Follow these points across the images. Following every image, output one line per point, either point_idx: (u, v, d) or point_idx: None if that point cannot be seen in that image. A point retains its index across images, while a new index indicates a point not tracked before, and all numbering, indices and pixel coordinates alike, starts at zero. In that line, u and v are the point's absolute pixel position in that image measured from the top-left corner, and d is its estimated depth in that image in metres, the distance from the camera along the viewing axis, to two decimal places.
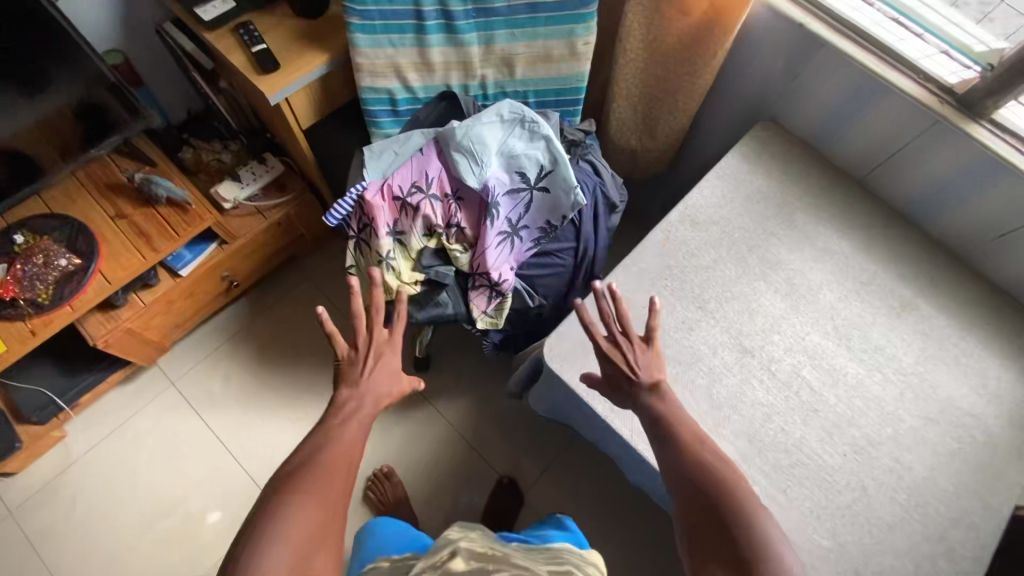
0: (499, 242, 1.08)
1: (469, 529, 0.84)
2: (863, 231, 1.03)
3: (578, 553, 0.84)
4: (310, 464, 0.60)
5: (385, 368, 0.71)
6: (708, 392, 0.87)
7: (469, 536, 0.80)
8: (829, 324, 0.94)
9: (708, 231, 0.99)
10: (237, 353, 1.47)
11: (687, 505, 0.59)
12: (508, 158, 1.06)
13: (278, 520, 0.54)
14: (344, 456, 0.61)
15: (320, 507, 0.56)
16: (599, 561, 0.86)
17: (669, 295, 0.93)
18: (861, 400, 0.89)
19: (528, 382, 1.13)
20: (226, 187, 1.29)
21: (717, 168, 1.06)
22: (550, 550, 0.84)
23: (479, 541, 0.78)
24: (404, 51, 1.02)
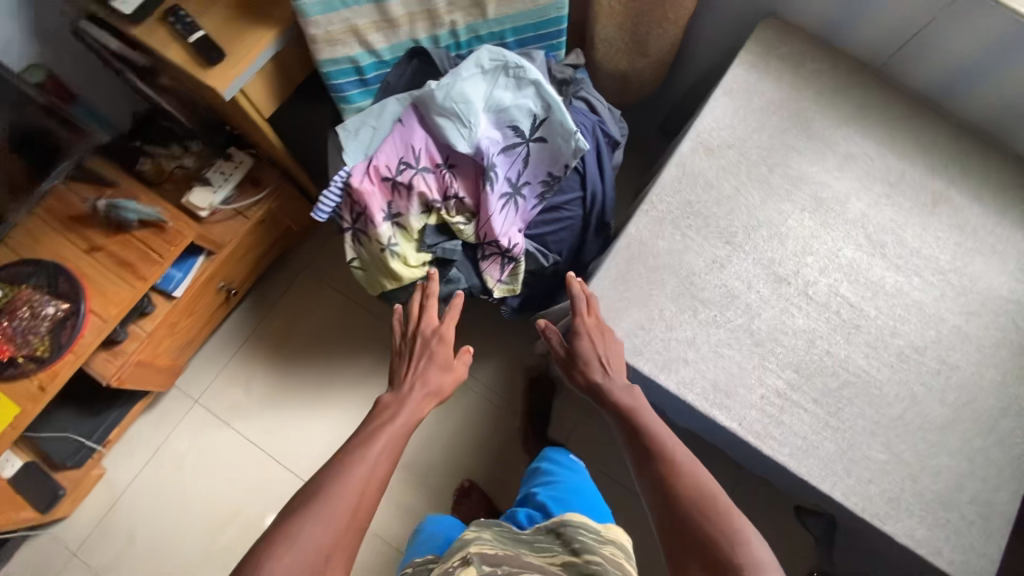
0: (503, 205, 1.02)
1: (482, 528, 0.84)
2: (885, 127, 0.96)
3: (593, 530, 0.82)
4: (348, 467, 0.71)
5: (434, 361, 0.89)
6: (749, 329, 0.84)
7: (483, 536, 0.80)
8: (861, 234, 0.90)
9: (724, 156, 0.92)
10: (252, 358, 1.44)
11: (659, 503, 0.65)
12: (497, 113, 0.97)
13: (315, 514, 0.65)
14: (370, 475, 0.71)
15: (346, 512, 0.67)
16: (620, 538, 0.83)
17: (696, 234, 0.88)
18: (901, 308, 0.87)
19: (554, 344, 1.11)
20: (198, 194, 1.19)
21: (725, 82, 0.97)
22: (565, 527, 0.82)
23: (493, 541, 0.78)
24: (362, 9, 0.89)
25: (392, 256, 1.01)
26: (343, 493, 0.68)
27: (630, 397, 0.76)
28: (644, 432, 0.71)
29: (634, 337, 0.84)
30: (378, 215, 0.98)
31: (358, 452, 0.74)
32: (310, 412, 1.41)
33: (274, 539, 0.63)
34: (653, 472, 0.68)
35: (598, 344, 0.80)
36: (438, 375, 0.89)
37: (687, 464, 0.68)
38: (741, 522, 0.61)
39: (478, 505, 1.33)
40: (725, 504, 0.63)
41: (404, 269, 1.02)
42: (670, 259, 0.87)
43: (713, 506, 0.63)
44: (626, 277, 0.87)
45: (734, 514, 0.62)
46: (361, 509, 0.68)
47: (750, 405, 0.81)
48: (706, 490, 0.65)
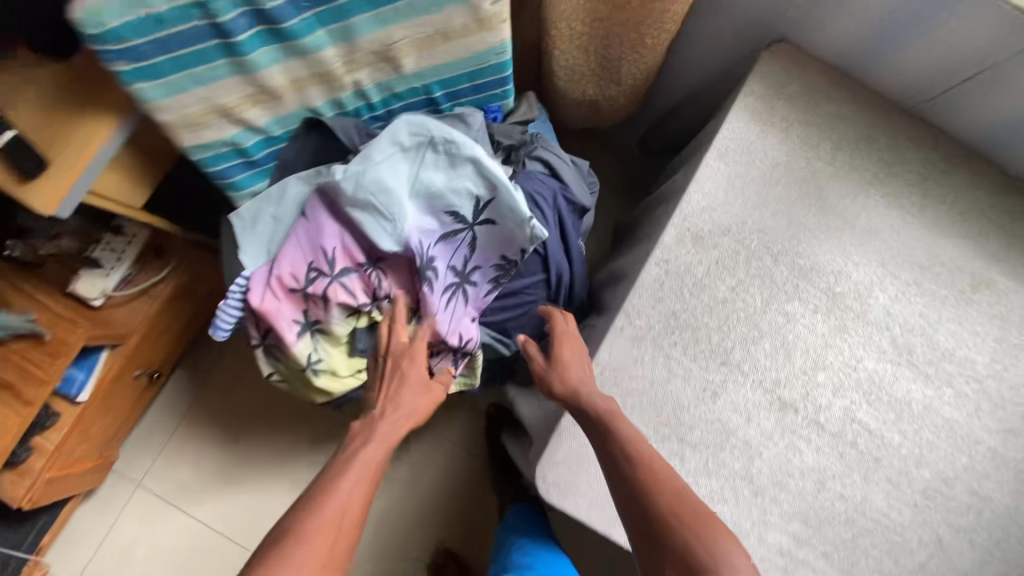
0: (448, 300, 0.81)
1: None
2: (922, 188, 0.76)
3: None
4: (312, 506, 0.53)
5: (408, 381, 0.70)
6: (749, 476, 0.70)
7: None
8: (885, 339, 0.73)
9: (718, 246, 0.73)
10: (197, 432, 1.31)
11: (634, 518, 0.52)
12: (428, 199, 0.75)
13: None
14: (335, 518, 0.53)
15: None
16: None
17: (683, 354, 0.71)
18: (928, 430, 0.72)
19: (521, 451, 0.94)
20: (85, 282, 0.98)
21: (717, 140, 0.75)
22: None
23: None
24: (226, 84, 0.65)
25: (317, 374, 0.83)
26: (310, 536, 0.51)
27: (606, 404, 0.62)
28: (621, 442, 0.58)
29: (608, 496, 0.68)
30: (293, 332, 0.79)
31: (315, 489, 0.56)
32: (267, 487, 1.30)
33: None
34: (627, 492, 0.54)
35: (572, 349, 0.69)
36: (413, 394, 0.70)
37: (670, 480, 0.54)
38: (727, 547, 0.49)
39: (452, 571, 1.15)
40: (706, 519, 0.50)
41: (335, 382, 0.85)
42: (649, 391, 0.71)
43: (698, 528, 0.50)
44: None
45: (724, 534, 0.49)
46: (326, 568, 0.50)
47: None
48: (686, 504, 0.52)
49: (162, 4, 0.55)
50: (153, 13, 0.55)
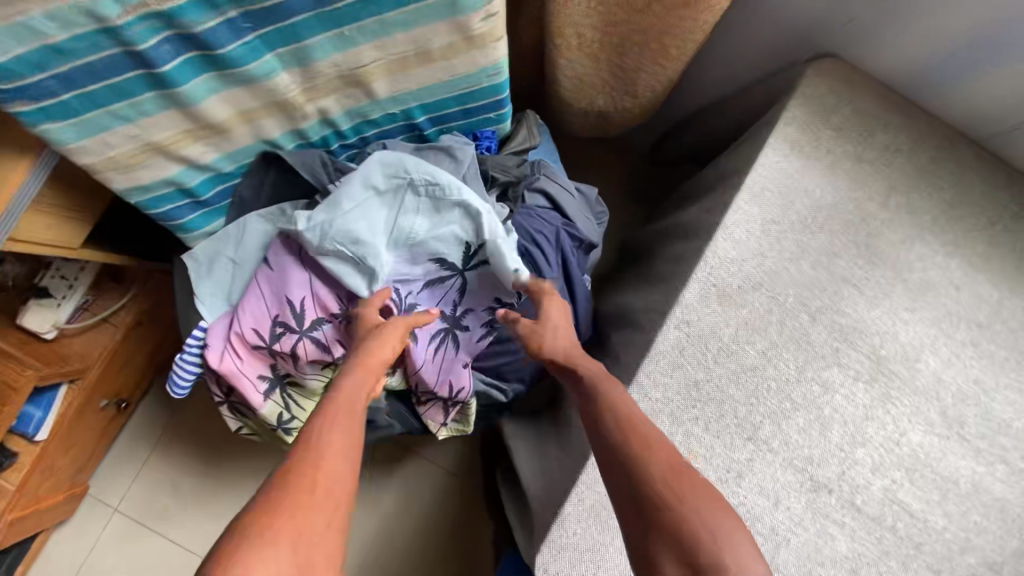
0: (434, 350, 0.70)
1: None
2: (985, 234, 0.65)
3: None
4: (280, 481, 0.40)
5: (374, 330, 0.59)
6: (775, 565, 0.61)
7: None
8: (933, 410, 0.64)
9: (746, 304, 0.63)
10: (176, 455, 1.23)
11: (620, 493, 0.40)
12: (411, 246, 0.64)
13: None
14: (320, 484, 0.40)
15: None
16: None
17: (704, 428, 0.62)
18: (977, 511, 0.64)
19: (518, 504, 0.87)
20: (33, 316, 0.89)
21: (750, 178, 0.64)
22: None
23: None
24: (157, 119, 0.53)
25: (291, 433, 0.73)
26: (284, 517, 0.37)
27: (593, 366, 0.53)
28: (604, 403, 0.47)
29: None
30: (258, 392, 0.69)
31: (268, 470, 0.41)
32: None
33: None
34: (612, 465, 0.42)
35: (557, 312, 0.62)
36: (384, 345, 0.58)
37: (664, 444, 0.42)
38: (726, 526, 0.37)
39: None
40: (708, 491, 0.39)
41: None
42: None
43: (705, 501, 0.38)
44: (607, 506, 0.63)
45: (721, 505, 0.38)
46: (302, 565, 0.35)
47: None
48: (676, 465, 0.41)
49: (59, 33, 0.43)
50: (49, 43, 0.43)
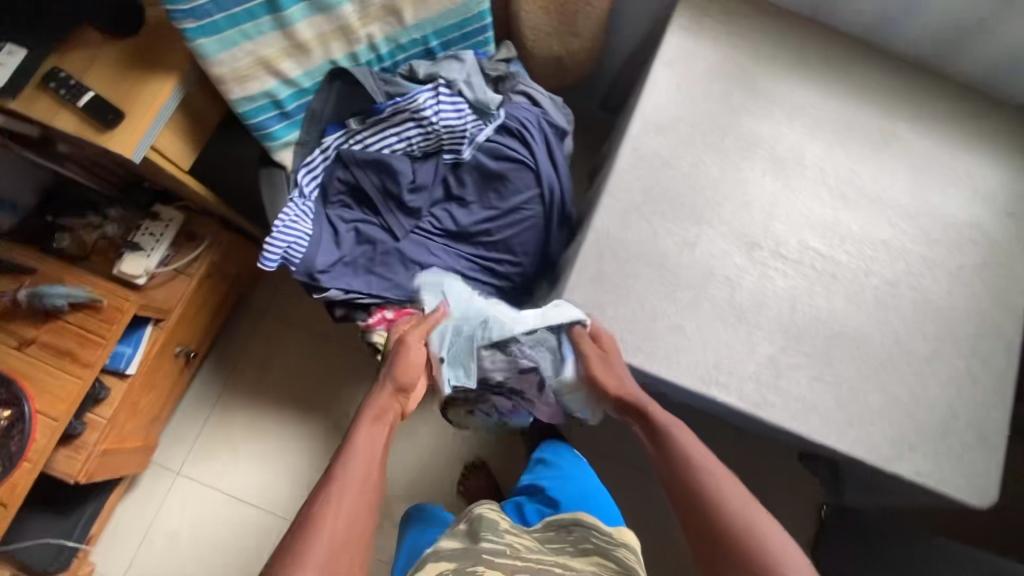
0: (444, 251, 1.03)
1: (502, 517, 0.94)
2: (830, 72, 0.95)
3: (604, 531, 0.91)
4: (328, 496, 0.59)
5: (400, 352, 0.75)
6: (736, 302, 0.83)
7: (494, 522, 0.90)
8: (821, 185, 0.90)
9: (676, 131, 0.90)
10: (230, 417, 1.37)
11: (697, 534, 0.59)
12: (438, 169, 0.99)
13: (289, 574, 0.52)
14: (357, 491, 0.60)
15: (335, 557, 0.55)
16: (630, 539, 0.92)
17: (664, 215, 0.86)
18: (869, 249, 0.88)
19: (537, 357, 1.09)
20: (130, 262, 1.09)
21: (663, 53, 0.94)
22: (579, 525, 0.93)
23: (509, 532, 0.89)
24: (268, 39, 0.82)
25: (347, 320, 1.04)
26: (338, 514, 0.57)
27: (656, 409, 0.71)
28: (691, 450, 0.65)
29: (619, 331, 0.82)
30: (382, 321, 1.01)
31: (324, 485, 0.60)
32: (301, 461, 1.35)
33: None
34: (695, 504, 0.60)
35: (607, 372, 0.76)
36: (410, 362, 0.75)
37: (748, 519, 0.58)
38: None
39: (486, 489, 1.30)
40: (775, 551, 0.55)
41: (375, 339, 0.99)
42: (641, 249, 0.85)
43: (766, 568, 0.54)
44: (605, 275, 0.84)
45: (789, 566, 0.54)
46: (353, 540, 0.57)
47: (747, 377, 0.81)
48: (742, 511, 0.58)
49: None
50: None
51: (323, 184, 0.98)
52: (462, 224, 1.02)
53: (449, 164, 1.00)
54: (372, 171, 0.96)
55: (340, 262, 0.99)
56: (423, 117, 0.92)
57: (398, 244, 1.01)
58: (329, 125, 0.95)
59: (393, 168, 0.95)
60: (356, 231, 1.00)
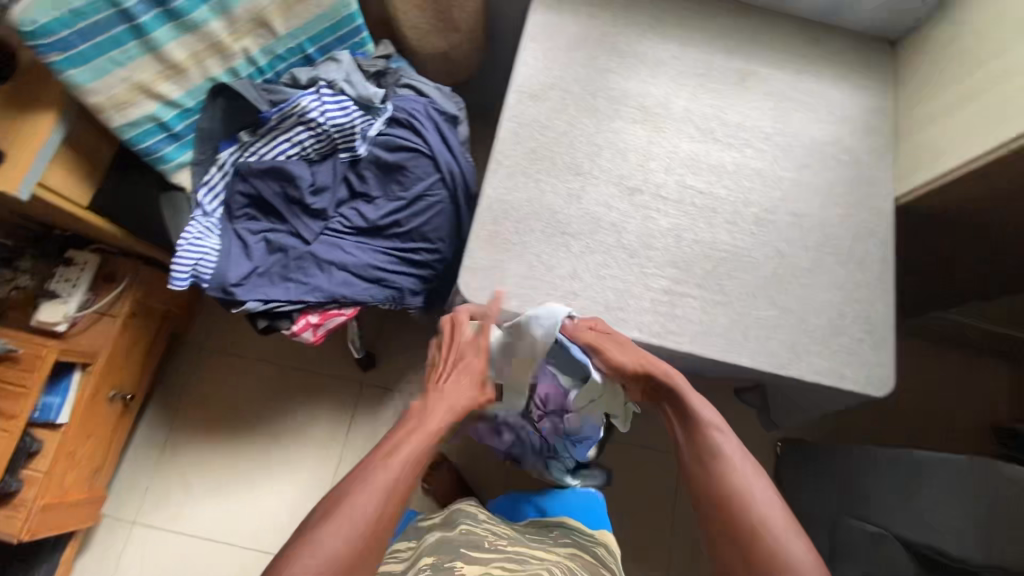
0: (360, 247, 1.06)
1: (479, 510, 0.97)
2: (686, 26, 1.02)
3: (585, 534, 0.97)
4: (372, 470, 0.65)
5: (463, 376, 0.76)
6: (623, 244, 0.89)
7: (474, 514, 0.93)
8: (690, 127, 0.96)
9: (549, 98, 0.96)
10: (182, 456, 1.35)
11: (719, 524, 0.69)
12: (336, 169, 1.02)
13: (327, 532, 0.59)
14: (396, 480, 0.64)
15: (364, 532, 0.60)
16: (610, 541, 0.98)
17: (547, 176, 0.92)
18: (746, 179, 0.94)
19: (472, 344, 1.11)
20: (47, 311, 1.09)
21: (529, 29, 1.00)
22: (558, 525, 0.98)
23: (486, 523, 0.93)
24: (140, 63, 0.85)
25: (270, 330, 1.06)
26: (372, 492, 0.63)
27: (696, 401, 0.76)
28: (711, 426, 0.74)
29: (521, 288, 0.86)
30: (307, 326, 1.05)
31: (371, 462, 0.66)
32: (259, 489, 1.34)
33: (302, 535, 0.60)
34: (723, 499, 0.69)
35: (624, 351, 0.78)
36: (466, 391, 0.75)
37: (754, 491, 0.68)
38: (784, 545, 0.64)
39: (450, 484, 1.33)
40: (770, 521, 0.66)
41: None
42: (531, 207, 0.90)
43: (760, 533, 0.65)
44: (500, 236, 0.88)
45: (778, 535, 0.65)
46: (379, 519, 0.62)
47: (644, 311, 0.86)
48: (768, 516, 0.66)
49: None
50: (70, 8, 0.76)
51: (225, 200, 1.00)
52: (370, 219, 1.04)
53: (347, 162, 1.03)
54: (271, 179, 1.00)
55: (254, 274, 1.01)
56: (309, 120, 0.95)
57: (310, 248, 1.03)
58: (223, 142, 0.98)
59: (289, 173, 0.99)
60: (265, 240, 1.02)
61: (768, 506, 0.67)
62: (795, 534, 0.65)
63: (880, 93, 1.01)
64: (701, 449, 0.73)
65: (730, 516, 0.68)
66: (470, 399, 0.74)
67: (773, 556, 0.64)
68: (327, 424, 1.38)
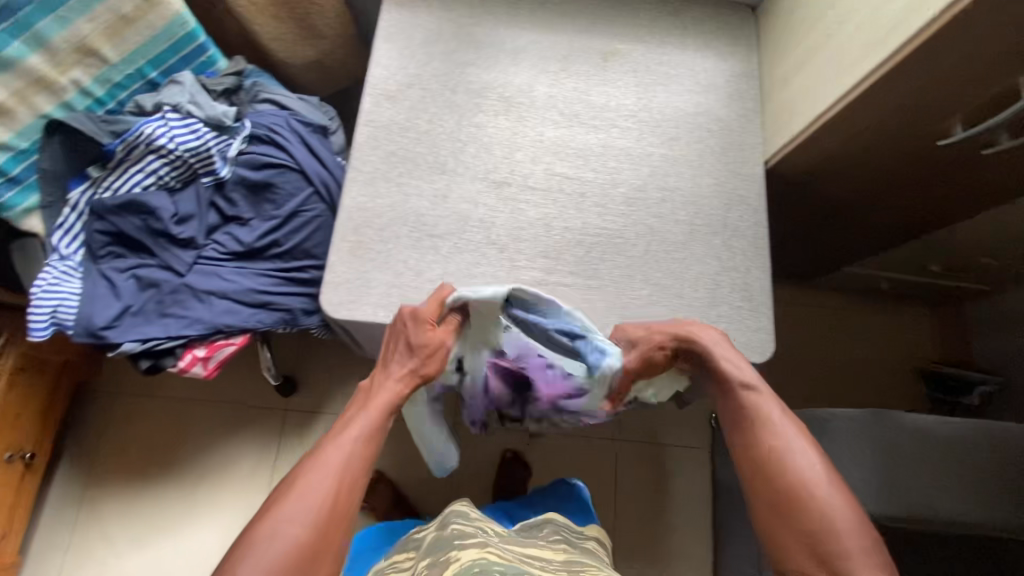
0: (239, 272, 1.00)
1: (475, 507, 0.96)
2: (543, 9, 1.00)
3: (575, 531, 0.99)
4: (321, 449, 0.68)
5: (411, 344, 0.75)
6: (493, 240, 0.87)
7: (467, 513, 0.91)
8: (554, 112, 0.94)
9: (407, 98, 0.93)
10: (101, 509, 1.30)
11: (758, 484, 0.68)
12: (202, 194, 0.98)
13: (283, 512, 0.63)
14: (348, 456, 0.68)
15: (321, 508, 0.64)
16: (599, 534, 1.03)
17: (410, 178, 0.89)
18: (613, 159, 0.93)
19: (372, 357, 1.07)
20: None
21: (382, 28, 0.96)
22: (550, 522, 0.99)
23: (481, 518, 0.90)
24: None
25: (156, 370, 1.00)
26: (324, 471, 0.66)
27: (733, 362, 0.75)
28: (744, 386, 0.73)
29: (388, 298, 0.83)
30: (195, 360, 0.99)
31: (328, 443, 0.69)
32: (187, 532, 1.29)
33: (261, 516, 0.64)
34: (762, 461, 0.68)
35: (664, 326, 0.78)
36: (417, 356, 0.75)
37: (791, 448, 0.68)
38: (824, 499, 0.64)
39: (389, 499, 1.29)
40: (809, 475, 0.66)
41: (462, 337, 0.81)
42: (394, 212, 0.87)
43: (800, 491, 0.65)
44: (364, 246, 0.85)
45: (819, 487, 0.65)
46: (332, 494, 0.65)
47: None
48: (810, 475, 0.66)
49: None
50: None
51: (84, 241, 0.95)
52: (246, 241, 0.99)
53: (212, 186, 0.99)
54: (130, 214, 0.95)
55: (127, 314, 0.95)
56: (159, 147, 0.92)
57: (185, 279, 0.98)
58: (72, 182, 0.94)
59: (148, 205, 0.94)
60: (135, 277, 0.97)
61: (809, 466, 0.67)
62: (837, 488, 0.66)
63: (745, 56, 1.00)
64: (737, 409, 0.72)
65: (770, 477, 0.67)
66: (431, 366, 0.76)
67: (814, 506, 0.64)
68: (253, 455, 1.34)
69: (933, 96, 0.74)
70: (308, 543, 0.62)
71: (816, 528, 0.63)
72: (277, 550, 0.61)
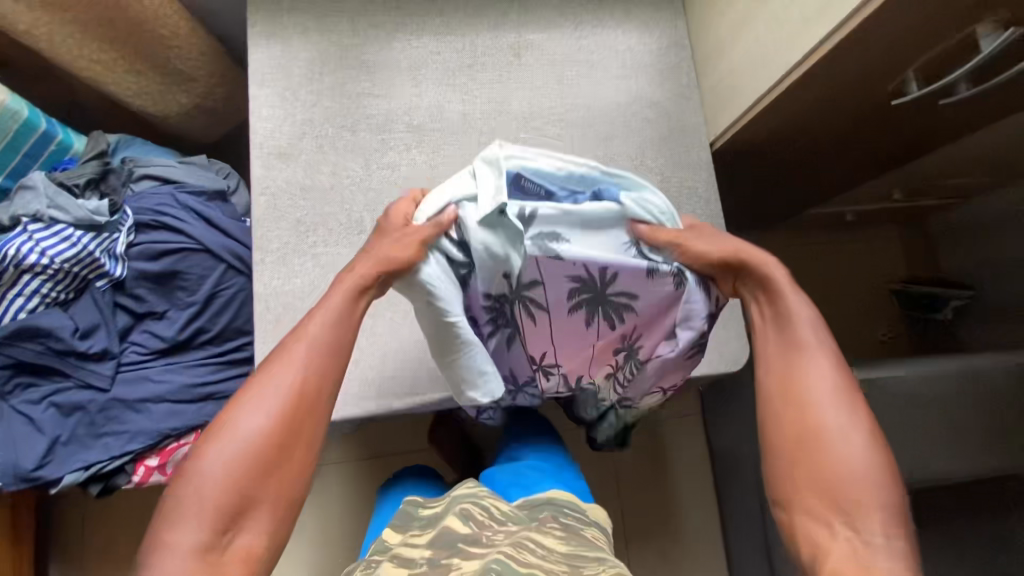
0: (169, 370, 0.90)
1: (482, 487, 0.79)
2: (436, 10, 0.86)
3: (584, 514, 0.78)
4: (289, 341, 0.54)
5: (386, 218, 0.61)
6: None
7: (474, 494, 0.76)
8: (473, 133, 0.84)
9: (302, 151, 0.81)
10: None
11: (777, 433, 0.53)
12: (102, 298, 0.87)
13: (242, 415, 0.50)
14: (319, 346, 0.54)
15: (282, 412, 0.51)
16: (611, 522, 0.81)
17: (327, 245, 0.79)
18: None
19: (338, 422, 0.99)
20: None
21: (253, 72, 0.82)
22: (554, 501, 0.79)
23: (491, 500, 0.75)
24: None
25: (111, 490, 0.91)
26: (290, 364, 0.52)
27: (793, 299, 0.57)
28: (800, 322, 0.55)
29: None
30: (150, 471, 0.89)
31: (292, 338, 0.54)
32: None
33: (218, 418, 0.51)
34: (791, 411, 0.52)
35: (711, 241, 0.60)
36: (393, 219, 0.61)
37: (832, 400, 0.52)
38: (851, 464, 0.49)
39: None
40: (841, 436, 0.50)
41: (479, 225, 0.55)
42: (317, 290, 0.78)
43: (817, 445, 0.50)
44: None
45: (844, 448, 0.50)
46: (297, 393, 0.52)
47: None
48: (849, 436, 0.50)
49: None
50: None
51: None
52: (167, 336, 0.89)
53: (110, 287, 0.88)
54: (24, 340, 0.84)
55: (57, 445, 0.86)
56: (31, 265, 0.81)
57: (111, 393, 0.88)
58: None
59: (41, 327, 0.83)
60: (54, 405, 0.87)
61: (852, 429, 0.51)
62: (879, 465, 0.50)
63: (672, 21, 0.89)
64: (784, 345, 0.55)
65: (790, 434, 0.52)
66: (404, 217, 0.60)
67: (826, 460, 0.50)
68: None
69: (884, 55, 0.65)
70: (265, 456, 0.49)
71: (826, 497, 0.49)
72: (234, 446, 0.49)
